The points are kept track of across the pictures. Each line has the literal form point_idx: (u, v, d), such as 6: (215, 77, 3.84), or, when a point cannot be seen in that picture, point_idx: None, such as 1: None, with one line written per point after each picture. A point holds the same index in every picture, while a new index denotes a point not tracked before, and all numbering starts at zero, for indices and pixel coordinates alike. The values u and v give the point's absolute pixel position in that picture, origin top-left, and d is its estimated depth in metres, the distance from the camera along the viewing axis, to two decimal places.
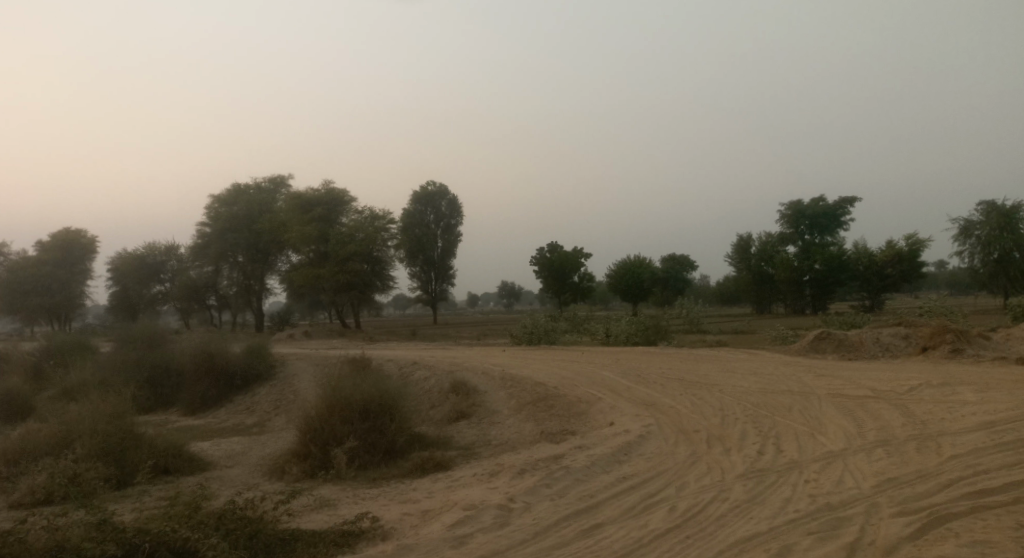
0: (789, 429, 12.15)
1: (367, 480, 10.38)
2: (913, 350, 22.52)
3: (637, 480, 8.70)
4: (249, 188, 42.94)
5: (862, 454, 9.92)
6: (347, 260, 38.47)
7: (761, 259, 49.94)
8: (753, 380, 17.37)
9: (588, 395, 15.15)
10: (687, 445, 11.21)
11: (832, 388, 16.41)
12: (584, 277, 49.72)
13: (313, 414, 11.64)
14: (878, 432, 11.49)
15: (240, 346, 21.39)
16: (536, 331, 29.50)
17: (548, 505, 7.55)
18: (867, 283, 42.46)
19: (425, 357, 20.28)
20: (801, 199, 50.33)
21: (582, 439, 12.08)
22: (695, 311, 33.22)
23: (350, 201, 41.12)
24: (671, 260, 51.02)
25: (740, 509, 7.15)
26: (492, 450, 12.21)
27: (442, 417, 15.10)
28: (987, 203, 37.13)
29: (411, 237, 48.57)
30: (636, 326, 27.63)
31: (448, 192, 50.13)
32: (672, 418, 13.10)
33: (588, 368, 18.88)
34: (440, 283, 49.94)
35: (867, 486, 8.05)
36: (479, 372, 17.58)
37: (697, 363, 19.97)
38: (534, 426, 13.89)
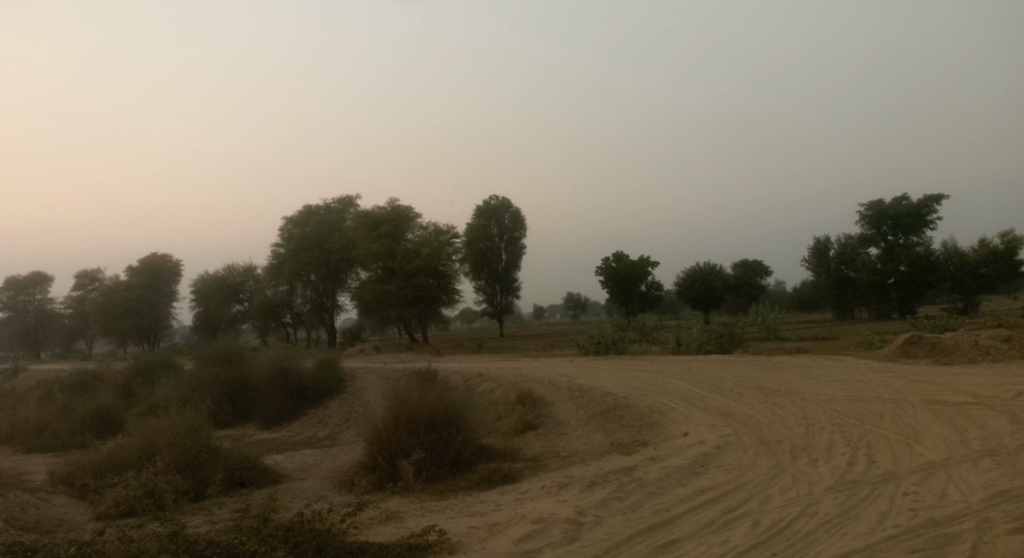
0: (881, 438, 11.34)
1: (434, 493, 10.17)
2: (1015, 353, 20.96)
3: (716, 493, 8.18)
4: (319, 209, 44.01)
5: (966, 464, 9.11)
6: (413, 275, 38.85)
7: (841, 261, 47.76)
8: (837, 387, 16.42)
9: (660, 405, 14.60)
10: (769, 456, 10.56)
11: (926, 394, 15.35)
12: (652, 286, 48.79)
13: (380, 425, 11.52)
14: (983, 441, 10.56)
15: (311, 361, 21.68)
16: (603, 341, 28.95)
17: (621, 519, 7.13)
18: (958, 285, 40.13)
19: (493, 368, 20.04)
20: (882, 199, 48.19)
21: (656, 450, 11.57)
22: (770, 317, 32.01)
23: (414, 218, 41.42)
24: (742, 266, 48.66)
25: (831, 524, 6.57)
26: (562, 461, 11.83)
27: (510, 429, 14.80)
28: None
29: (475, 251, 48.70)
30: (708, 334, 26.76)
31: (511, 205, 50.12)
32: (751, 428, 12.43)
33: (660, 377, 18.28)
34: (505, 296, 49.87)
35: (975, 499, 7.32)
36: (547, 383, 17.23)
37: (776, 370, 19.09)
38: (604, 437, 13.43)
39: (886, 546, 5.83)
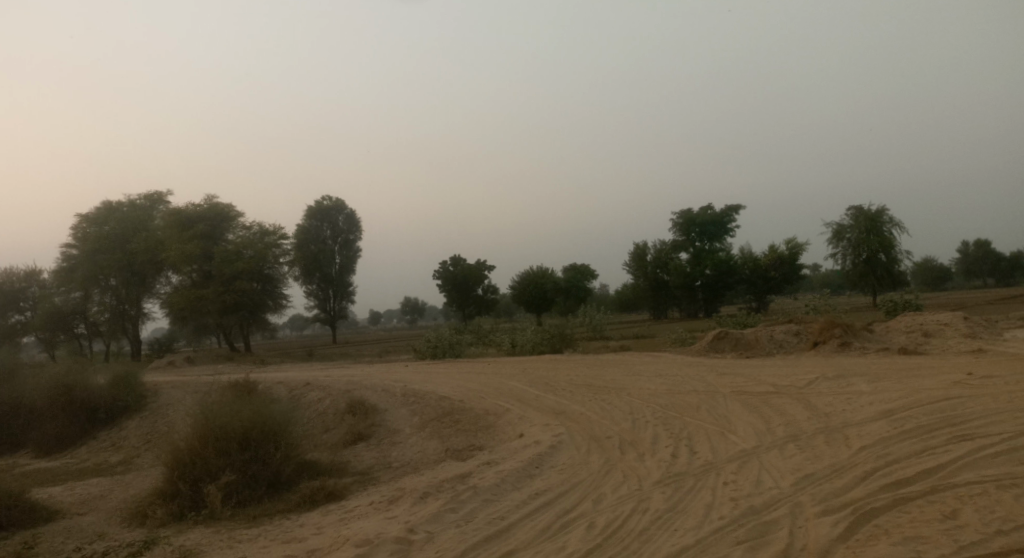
0: (699, 429, 11.89)
1: (245, 519, 9.33)
2: (805, 345, 23.16)
3: (550, 495, 8.08)
4: (122, 206, 40.14)
5: (775, 451, 9.71)
6: (233, 279, 36.40)
7: (656, 266, 50.46)
8: (659, 382, 17.19)
9: (495, 407, 14.50)
10: (599, 453, 10.71)
11: (735, 385, 16.48)
12: (488, 290, 49.33)
13: (183, 447, 10.49)
14: (787, 427, 11.36)
15: (106, 376, 19.49)
16: (439, 344, 28.66)
17: (456, 533, 6.80)
18: (753, 285, 44.09)
19: (321, 377, 19.04)
20: (690, 208, 51.78)
21: (489, 454, 11.38)
22: (597, 318, 33.23)
23: (236, 217, 38.98)
24: (571, 269, 50.56)
25: (662, 520, 6.64)
26: (393, 472, 11.33)
27: (339, 440, 14.06)
28: (854, 208, 39.07)
29: (307, 255, 46.68)
30: (541, 335, 27.29)
31: (345, 207, 48.64)
32: (582, 426, 12.61)
33: (494, 379, 18.25)
34: (339, 301, 48.25)
35: (787, 484, 7.73)
36: (380, 389, 16.61)
37: (602, 368, 19.73)
38: (438, 444, 13.08)
39: (713, 539, 5.93)
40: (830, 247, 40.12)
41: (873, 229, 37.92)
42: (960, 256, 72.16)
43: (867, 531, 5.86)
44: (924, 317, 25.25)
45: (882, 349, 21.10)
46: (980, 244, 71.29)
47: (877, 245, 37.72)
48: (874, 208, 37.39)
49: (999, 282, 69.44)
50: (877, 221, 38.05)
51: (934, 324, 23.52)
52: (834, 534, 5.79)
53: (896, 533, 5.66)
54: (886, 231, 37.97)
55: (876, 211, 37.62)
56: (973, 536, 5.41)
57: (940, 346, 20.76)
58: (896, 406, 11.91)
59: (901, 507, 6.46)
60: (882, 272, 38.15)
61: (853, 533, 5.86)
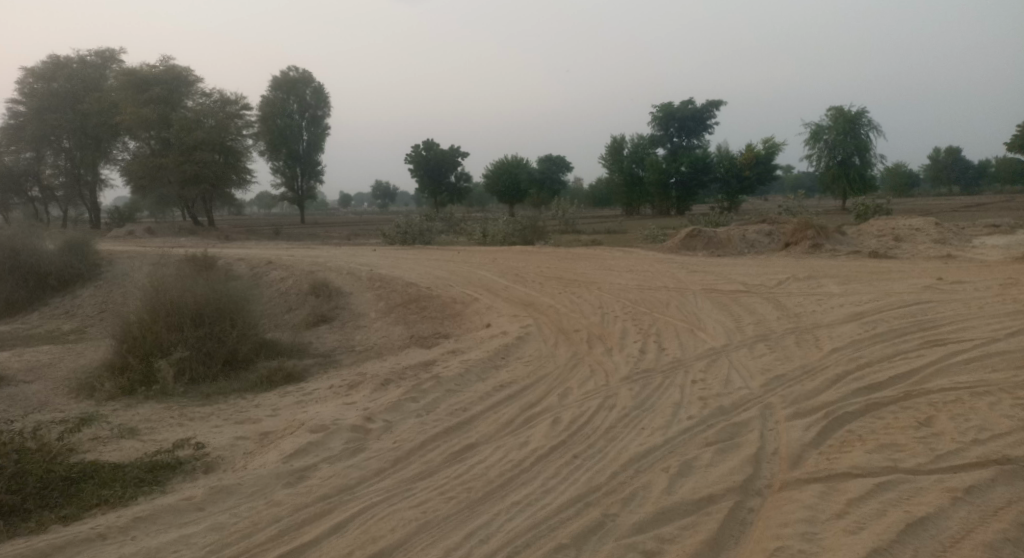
0: (669, 325, 11.71)
1: (199, 396, 9.06)
2: (776, 246, 23.05)
3: (515, 388, 7.84)
4: (71, 62, 37.86)
5: (745, 350, 9.57)
6: (194, 150, 34.96)
7: (631, 161, 49.40)
8: (629, 277, 16.97)
9: (463, 295, 14.19)
10: (567, 346, 10.51)
11: (706, 283, 16.32)
12: (462, 177, 48.29)
13: (134, 320, 10.14)
14: (757, 327, 11.22)
15: (57, 243, 18.76)
16: (409, 230, 28.09)
17: (414, 423, 6.53)
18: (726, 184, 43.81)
19: (284, 256, 18.50)
20: (670, 101, 50.39)
21: (455, 343, 11.11)
22: (570, 211, 32.73)
23: (194, 80, 37.04)
24: (547, 160, 49.58)
25: (630, 418, 6.41)
26: (357, 356, 11.06)
27: (302, 321, 13.71)
28: (834, 108, 38.33)
29: (273, 130, 44.88)
30: (513, 226, 26.84)
31: (314, 81, 46.53)
32: (550, 318, 12.38)
33: (463, 267, 17.90)
34: (307, 181, 46.99)
35: (757, 385, 7.55)
36: (345, 272, 16.18)
37: (573, 261, 19.45)
38: (404, 330, 12.81)
39: (683, 440, 5.71)
40: (807, 148, 39.66)
41: (851, 131, 37.42)
42: (930, 163, 72.40)
43: (840, 437, 5.69)
44: (896, 221, 25.22)
45: (853, 252, 21.05)
46: (951, 151, 71.47)
47: (852, 148, 37.40)
48: (853, 109, 36.71)
49: (965, 191, 70.22)
50: (856, 122, 37.47)
51: (906, 229, 23.50)
52: (807, 439, 5.61)
53: (871, 441, 5.47)
54: (864, 134, 37.53)
55: (855, 113, 36.97)
56: (951, 446, 5.25)
57: (909, 251, 20.76)
58: (867, 309, 11.81)
59: (874, 413, 6.31)
60: (855, 176, 37.94)
61: (826, 439, 5.69)
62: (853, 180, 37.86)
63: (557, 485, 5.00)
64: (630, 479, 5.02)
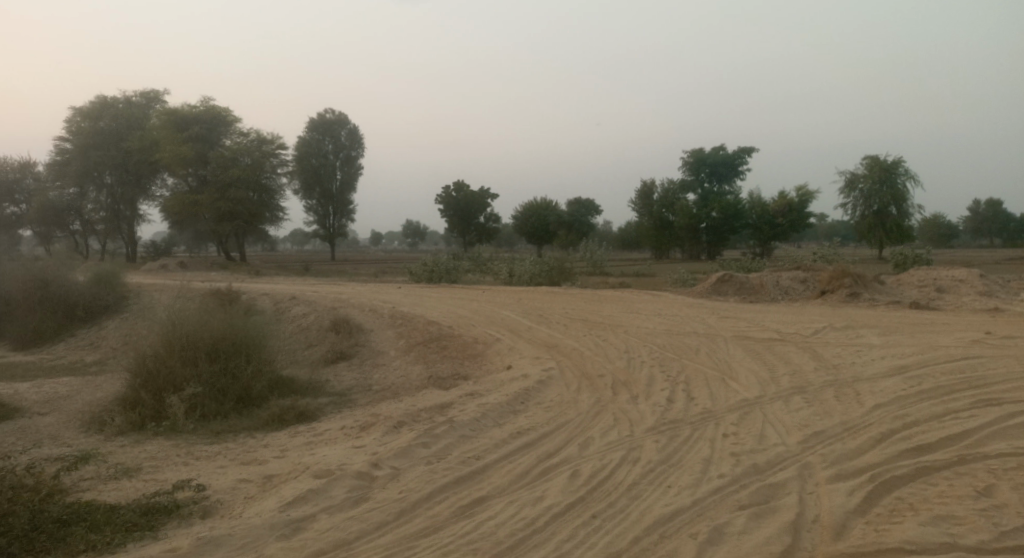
0: (699, 373, 11.19)
1: (208, 434, 8.74)
2: (811, 294, 22.38)
3: (533, 435, 7.39)
4: (117, 101, 38.88)
5: (779, 402, 9.02)
6: (229, 186, 35.41)
7: (662, 205, 49.08)
8: (658, 321, 16.45)
9: (485, 336, 13.81)
10: (591, 392, 10.05)
11: (738, 330, 15.76)
12: (491, 218, 48.30)
13: (148, 354, 9.93)
14: (792, 378, 10.64)
15: (85, 274, 18.84)
16: (436, 269, 27.91)
17: (425, 472, 6.12)
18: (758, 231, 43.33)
19: (307, 292, 18.35)
20: (702, 146, 50.14)
21: (475, 384, 10.69)
22: (599, 254, 32.35)
23: (234, 121, 37.73)
24: (577, 202, 49.39)
25: (656, 474, 5.93)
26: (373, 396, 10.70)
27: (320, 357, 13.41)
28: (870, 156, 37.70)
29: (307, 168, 45.44)
30: (539, 266, 26.53)
31: (348, 120, 47.19)
32: (575, 362, 11.93)
33: (488, 307, 17.55)
34: (339, 218, 47.35)
35: (793, 442, 7.01)
36: (368, 309, 15.91)
37: (600, 304, 19.00)
38: (423, 369, 12.43)
39: (714, 502, 5.22)
40: (842, 196, 38.97)
41: (888, 180, 36.70)
42: (969, 214, 70.88)
43: (889, 504, 5.16)
44: (936, 272, 24.40)
45: (892, 302, 20.31)
46: (990, 202, 69.95)
47: (889, 197, 36.64)
48: (890, 158, 36.06)
49: (1006, 243, 68.52)
50: (892, 171, 36.78)
51: (947, 280, 22.70)
52: (852, 506, 5.08)
53: (924, 511, 4.94)
54: (901, 183, 36.80)
55: (892, 161, 36.31)
56: (1016, 521, 4.70)
57: (952, 302, 19.96)
58: (910, 363, 11.18)
59: (925, 479, 5.76)
60: (891, 225, 37.08)
61: (873, 506, 5.16)
62: (889, 229, 37.03)
63: (574, 550, 4.54)
64: (654, 546, 4.54)
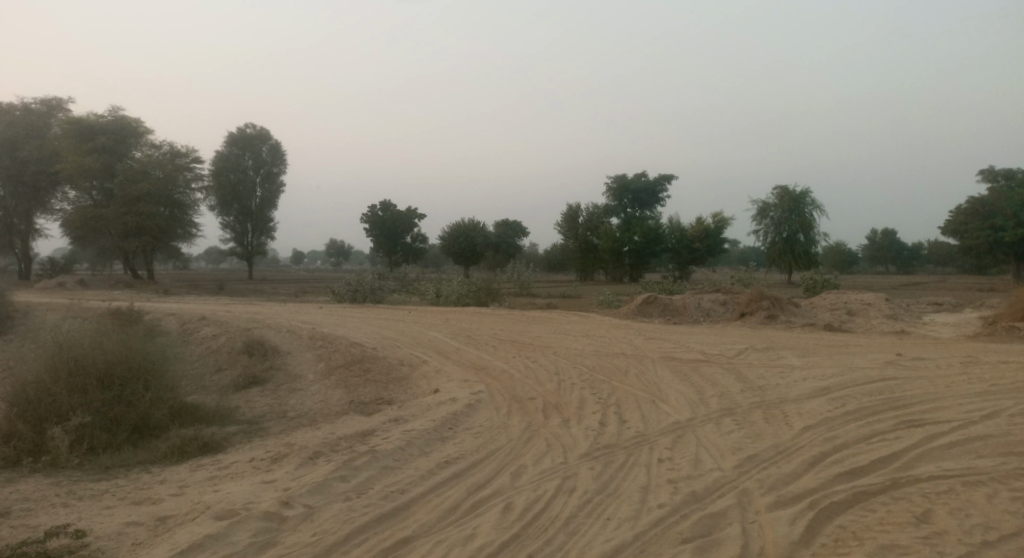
0: (629, 395, 11.01)
1: (96, 470, 7.95)
2: (732, 315, 22.79)
3: (462, 465, 6.99)
4: (15, 108, 36.56)
5: (711, 424, 8.89)
6: (138, 201, 33.62)
7: (586, 229, 49.67)
8: (586, 342, 16.30)
9: (410, 358, 13.30)
10: (521, 416, 9.71)
11: (663, 351, 15.74)
12: (417, 238, 47.65)
13: (31, 381, 9.05)
14: (721, 399, 10.58)
15: None
16: (360, 289, 27.18)
17: (343, 511, 5.64)
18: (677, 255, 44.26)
19: (221, 312, 17.39)
20: (625, 172, 51.05)
21: (398, 410, 10.18)
22: (525, 275, 32.21)
23: (144, 132, 36.02)
24: (503, 225, 49.29)
25: (592, 506, 5.64)
26: (287, 423, 10.04)
27: (231, 381, 12.61)
28: (780, 186, 39.10)
29: (225, 184, 43.76)
30: (466, 287, 26.18)
31: (270, 136, 45.81)
32: (502, 385, 11.57)
33: (413, 328, 17.01)
34: (257, 237, 45.73)
35: (729, 466, 6.85)
36: (285, 330, 15.15)
37: (527, 325, 18.75)
38: (343, 394, 11.83)
39: (653, 536, 4.98)
40: (754, 224, 40.25)
41: (796, 209, 38.14)
42: (869, 242, 74.68)
43: (830, 533, 5.02)
44: (848, 295, 25.30)
45: (808, 324, 20.86)
46: (888, 231, 73.92)
47: (798, 225, 38.04)
48: (799, 187, 37.46)
49: (902, 269, 72.45)
50: (801, 199, 38.23)
51: (858, 303, 23.54)
52: (795, 536, 4.92)
53: (867, 541, 4.81)
54: (809, 211, 38.26)
55: (801, 191, 37.74)
56: (958, 550, 4.62)
57: (863, 325, 20.65)
58: (833, 383, 11.31)
59: (862, 504, 5.67)
60: (800, 252, 38.41)
61: (814, 535, 5.01)
62: (798, 255, 38.39)
63: None
64: None
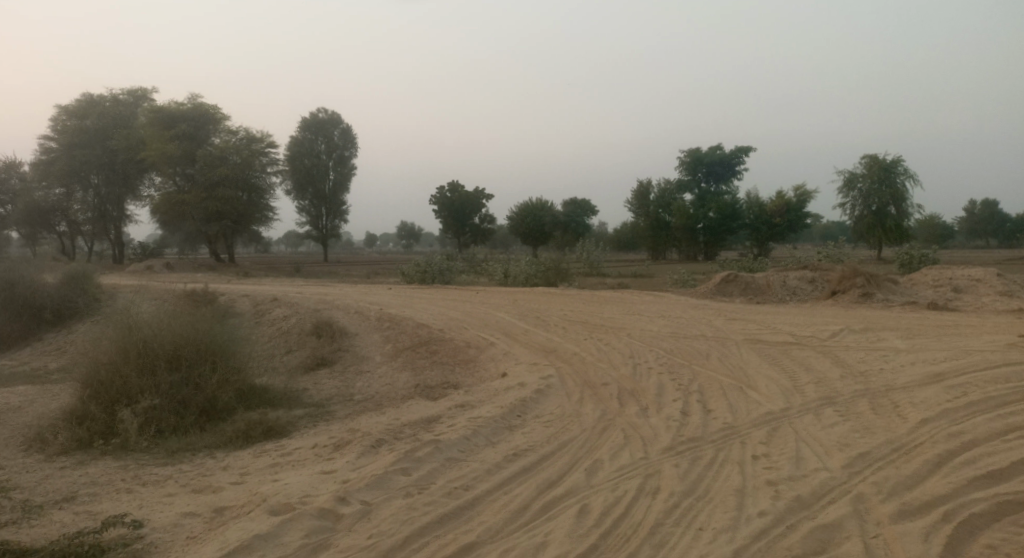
0: (713, 381, 10.16)
1: (162, 453, 7.67)
2: (820, 294, 21.38)
3: (532, 458, 6.37)
4: (104, 99, 37.83)
5: (810, 416, 8.00)
6: (217, 186, 34.32)
7: (659, 205, 48.19)
8: (662, 323, 15.41)
9: (479, 340, 12.72)
10: (595, 403, 9.03)
11: (748, 332, 14.74)
12: (487, 219, 47.30)
13: (102, 362, 8.85)
14: (818, 387, 9.60)
15: (55, 276, 17.81)
16: (430, 270, 26.92)
17: (402, 509, 5.12)
18: (756, 231, 42.32)
19: (290, 293, 17.26)
20: (699, 146, 49.20)
21: (466, 395, 9.62)
22: (596, 254, 31.31)
23: (222, 118, 36.67)
24: (573, 203, 48.31)
25: (682, 511, 4.94)
26: (353, 407, 9.64)
27: (300, 363, 12.33)
28: (868, 156, 36.72)
29: (300, 169, 44.36)
30: (536, 266, 25.59)
31: (341, 121, 46.16)
32: (576, 368, 10.89)
33: (482, 309, 16.49)
34: (332, 219, 46.22)
35: (837, 467, 6.00)
36: (353, 312, 14.86)
37: (600, 305, 17.97)
38: (410, 377, 11.37)
39: None
40: (839, 197, 37.99)
41: (886, 180, 35.74)
42: (964, 215, 70.01)
43: None
44: (950, 271, 23.42)
45: (907, 302, 19.32)
46: (985, 204, 69.09)
47: (888, 198, 35.65)
48: (889, 157, 35.09)
49: (1001, 245, 67.73)
50: (891, 170, 35.81)
51: (964, 280, 21.72)
52: None
53: None
54: (899, 183, 35.85)
55: (891, 160, 35.34)
56: None
57: (970, 303, 18.96)
58: (946, 371, 10.15)
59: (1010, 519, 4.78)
60: (890, 226, 36.03)
61: None
62: (888, 230, 36.03)
63: None
64: None
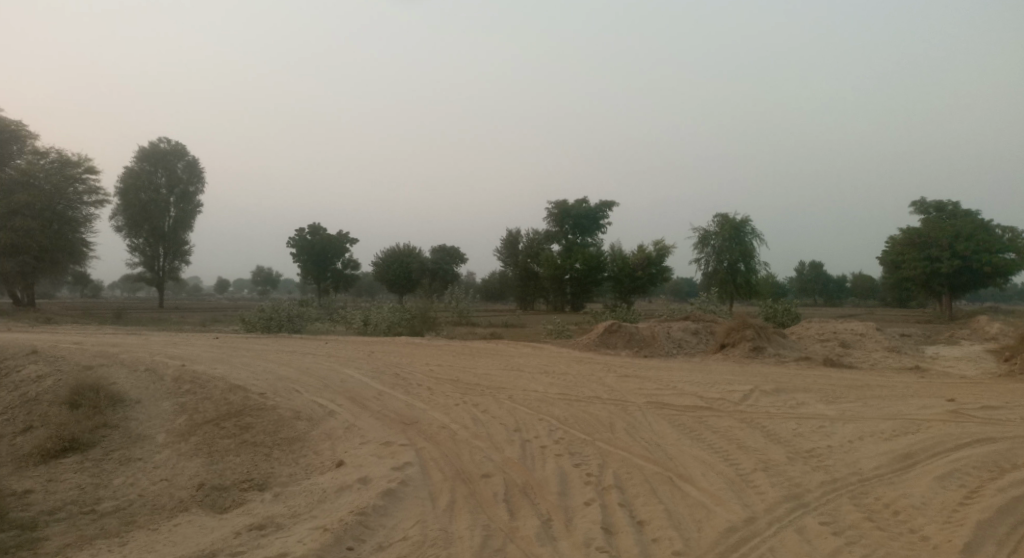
0: (631, 468, 7.37)
1: None
2: (708, 347, 19.53)
3: None
4: None
5: (793, 534, 5.39)
6: (15, 215, 28.40)
7: (527, 256, 46.65)
8: (547, 382, 12.59)
9: (311, 409, 9.33)
10: (477, 511, 6.03)
11: (647, 393, 12.21)
12: (348, 264, 43.55)
13: None
14: (771, 477, 7.07)
15: None
16: (275, 317, 23.01)
17: None
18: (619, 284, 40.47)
19: (65, 344, 12.92)
20: (566, 198, 47.98)
21: (273, 505, 6.27)
22: (464, 302, 28.41)
23: (29, 138, 31.28)
24: (440, 250, 45.71)
25: None
26: (82, 532, 6.03)
27: (32, 452, 8.39)
28: (723, 214, 35.28)
29: (133, 203, 38.74)
30: (398, 314, 22.47)
31: (186, 153, 41.23)
32: (442, 451, 7.78)
33: (323, 364, 13.03)
34: (170, 260, 40.55)
35: None
36: (140, 370, 10.97)
37: (473, 358, 14.98)
38: (200, 468, 7.81)
39: None
40: (696, 251, 36.41)
41: (737, 236, 34.50)
42: (797, 274, 73.12)
43: None
44: (831, 324, 22.43)
45: (800, 358, 17.72)
46: (816, 264, 72.49)
47: (739, 254, 34.41)
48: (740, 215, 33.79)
49: (830, 302, 71.03)
50: (741, 229, 34.62)
51: (849, 334, 20.70)
52: None
53: None
54: (750, 240, 34.76)
55: (742, 218, 34.10)
56: None
57: (863, 360, 17.60)
58: (915, 450, 7.91)
59: None
60: (742, 281, 34.69)
61: None
62: (741, 285, 34.65)
63: None
64: None
